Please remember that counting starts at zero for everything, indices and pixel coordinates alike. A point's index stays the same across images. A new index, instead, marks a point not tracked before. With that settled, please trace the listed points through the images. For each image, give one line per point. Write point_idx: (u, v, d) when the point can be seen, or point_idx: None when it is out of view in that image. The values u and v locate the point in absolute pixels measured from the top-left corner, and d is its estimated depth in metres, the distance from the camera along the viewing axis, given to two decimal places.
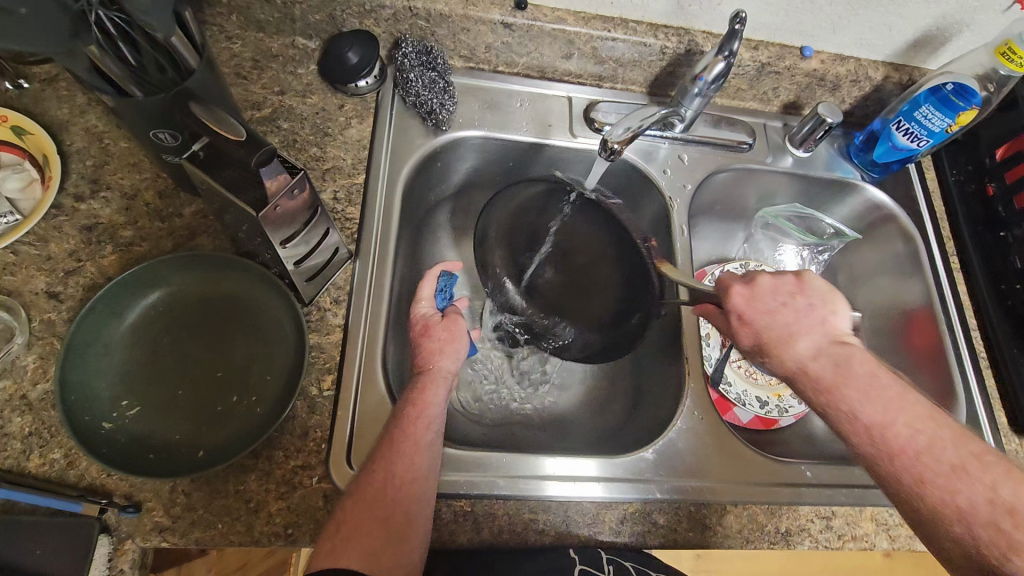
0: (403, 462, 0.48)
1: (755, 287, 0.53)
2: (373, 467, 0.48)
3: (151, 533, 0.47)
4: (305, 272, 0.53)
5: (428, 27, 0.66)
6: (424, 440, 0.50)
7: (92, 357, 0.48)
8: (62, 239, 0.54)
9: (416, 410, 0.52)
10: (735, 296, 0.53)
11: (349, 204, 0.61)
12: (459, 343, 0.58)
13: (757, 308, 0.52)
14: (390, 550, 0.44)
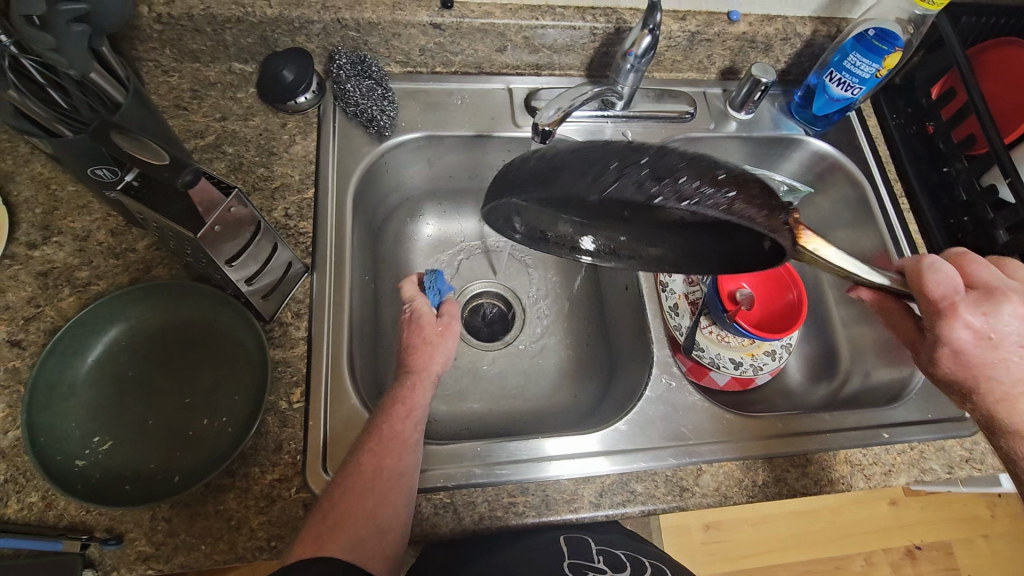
0: (389, 458, 0.50)
1: (997, 323, 0.45)
2: (361, 461, 0.50)
3: (137, 562, 0.48)
4: (263, 290, 0.55)
5: (360, 37, 0.66)
6: (410, 437, 0.52)
7: (60, 400, 0.49)
8: (19, 288, 0.55)
9: (405, 407, 0.54)
10: (962, 326, 0.45)
11: (301, 218, 0.62)
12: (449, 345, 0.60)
13: (992, 350, 0.45)
14: (373, 540, 0.47)
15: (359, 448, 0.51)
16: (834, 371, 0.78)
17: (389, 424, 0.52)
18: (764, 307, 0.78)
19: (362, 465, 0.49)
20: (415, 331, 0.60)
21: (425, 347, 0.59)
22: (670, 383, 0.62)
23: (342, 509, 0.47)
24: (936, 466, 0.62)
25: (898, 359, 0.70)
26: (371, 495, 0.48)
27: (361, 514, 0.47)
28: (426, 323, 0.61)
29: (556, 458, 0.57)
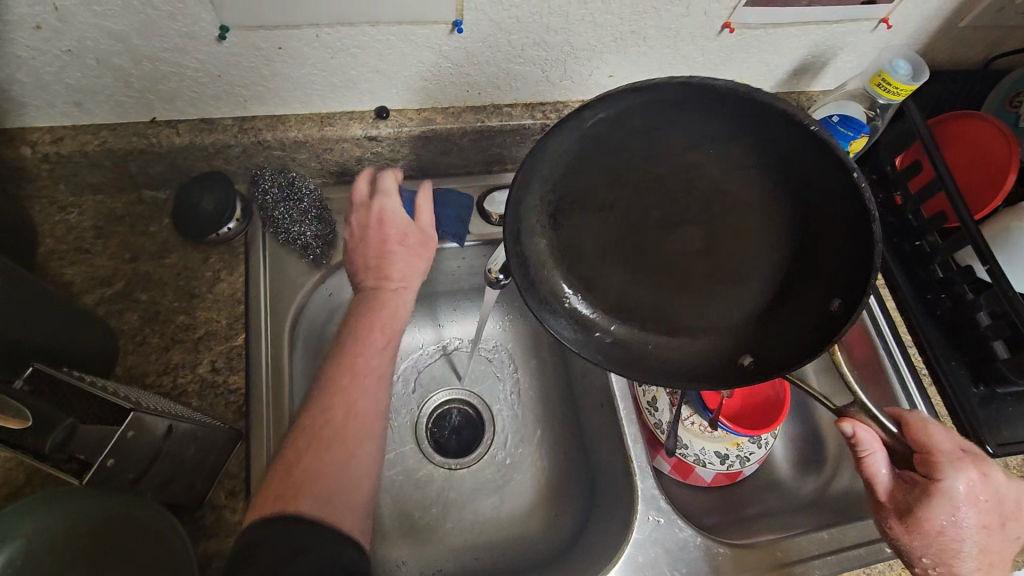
0: (365, 400, 0.50)
1: (986, 487, 0.48)
2: (332, 403, 0.48)
3: None
4: (175, 489, 0.48)
5: (287, 154, 0.59)
6: (381, 364, 0.52)
7: None
8: None
9: (380, 343, 0.53)
10: (964, 478, 0.48)
11: (231, 371, 0.55)
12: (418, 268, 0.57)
13: (985, 512, 0.49)
14: (343, 495, 0.45)
15: (329, 385, 0.50)
16: (821, 455, 0.74)
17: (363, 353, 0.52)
18: (745, 394, 0.73)
19: (331, 407, 0.48)
20: (390, 235, 0.56)
21: (399, 257, 0.56)
22: (660, 520, 0.57)
23: (310, 456, 0.46)
24: None
25: None
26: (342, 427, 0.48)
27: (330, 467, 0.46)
28: (404, 229, 0.57)
29: None
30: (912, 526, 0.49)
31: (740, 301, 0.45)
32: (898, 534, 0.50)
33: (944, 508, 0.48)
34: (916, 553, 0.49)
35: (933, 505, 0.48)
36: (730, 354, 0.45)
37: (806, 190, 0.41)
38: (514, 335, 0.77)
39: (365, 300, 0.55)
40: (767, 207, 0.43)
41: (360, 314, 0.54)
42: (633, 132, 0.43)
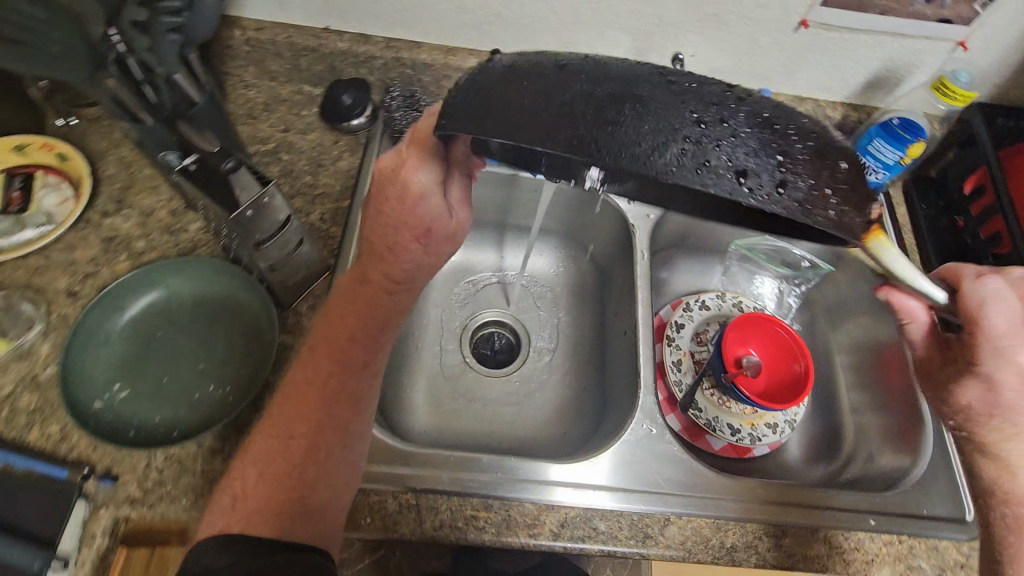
0: (329, 427, 0.50)
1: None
2: (296, 426, 0.49)
3: (123, 502, 0.52)
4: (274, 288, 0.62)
5: (415, 74, 0.74)
6: (354, 388, 0.52)
7: (93, 345, 0.56)
8: (86, 247, 0.63)
9: (361, 357, 0.52)
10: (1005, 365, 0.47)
11: (334, 223, 0.69)
12: (422, 207, 0.49)
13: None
14: (308, 521, 0.47)
15: (296, 404, 0.50)
16: (835, 453, 0.77)
17: (328, 374, 0.51)
18: (770, 376, 0.77)
19: (293, 429, 0.49)
20: (410, 225, 0.49)
21: (413, 252, 0.51)
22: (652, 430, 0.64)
23: (262, 482, 0.47)
24: (924, 566, 0.58)
25: (904, 448, 0.69)
26: (307, 453, 0.49)
27: (280, 499, 0.47)
28: (416, 211, 0.49)
29: (560, 484, 0.58)
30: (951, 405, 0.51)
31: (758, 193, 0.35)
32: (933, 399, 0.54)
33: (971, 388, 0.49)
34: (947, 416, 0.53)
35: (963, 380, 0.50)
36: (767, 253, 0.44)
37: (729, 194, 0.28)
38: (563, 278, 0.87)
39: (337, 306, 0.53)
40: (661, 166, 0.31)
41: (343, 320, 0.52)
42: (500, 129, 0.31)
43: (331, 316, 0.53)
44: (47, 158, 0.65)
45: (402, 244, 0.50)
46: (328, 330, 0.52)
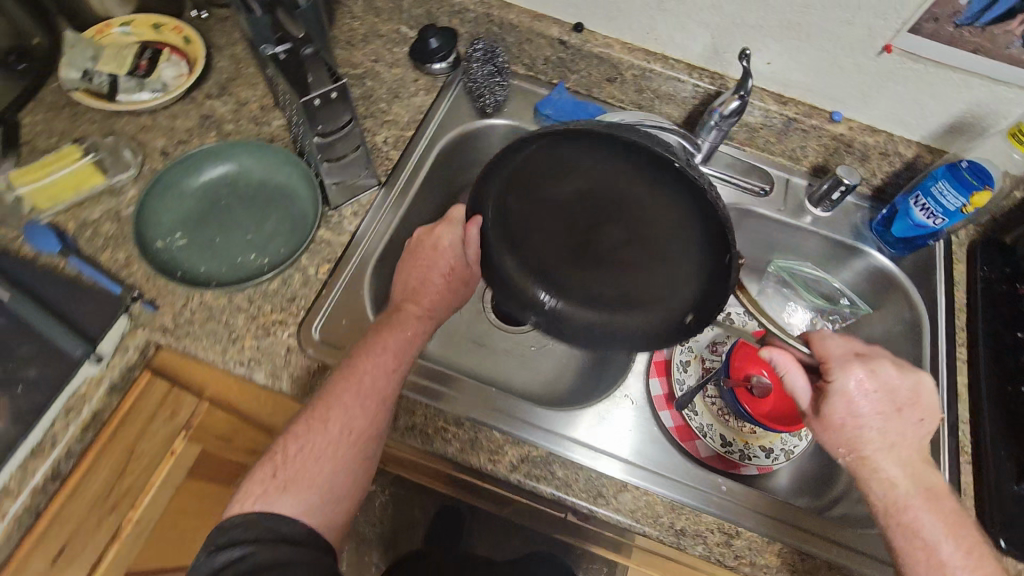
0: (357, 419, 0.55)
1: (872, 383, 0.51)
2: (332, 413, 0.55)
3: (157, 328, 0.60)
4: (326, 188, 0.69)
5: (500, 33, 0.79)
6: (389, 391, 0.57)
7: (170, 196, 0.65)
8: (186, 119, 0.72)
9: (393, 360, 0.58)
10: (851, 379, 0.51)
11: (394, 149, 0.75)
12: (440, 257, 0.64)
13: (881, 399, 0.51)
14: (330, 506, 0.52)
15: (330, 392, 0.55)
16: (823, 494, 0.71)
17: (366, 376, 0.56)
18: (777, 400, 0.74)
19: (326, 417, 0.54)
20: (438, 267, 0.64)
21: (436, 285, 0.64)
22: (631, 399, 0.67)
23: (297, 458, 0.52)
24: None
25: None
26: (335, 441, 0.54)
27: (314, 478, 0.52)
28: (430, 277, 0.64)
29: (576, 442, 0.61)
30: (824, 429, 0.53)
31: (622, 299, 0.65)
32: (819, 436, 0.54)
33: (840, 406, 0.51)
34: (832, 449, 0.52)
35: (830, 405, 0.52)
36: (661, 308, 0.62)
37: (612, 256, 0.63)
38: None
39: (372, 326, 0.61)
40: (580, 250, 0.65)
41: (377, 329, 0.60)
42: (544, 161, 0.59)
43: (373, 335, 0.59)
44: (175, 38, 0.75)
45: (429, 289, 0.64)
46: (369, 347, 0.58)
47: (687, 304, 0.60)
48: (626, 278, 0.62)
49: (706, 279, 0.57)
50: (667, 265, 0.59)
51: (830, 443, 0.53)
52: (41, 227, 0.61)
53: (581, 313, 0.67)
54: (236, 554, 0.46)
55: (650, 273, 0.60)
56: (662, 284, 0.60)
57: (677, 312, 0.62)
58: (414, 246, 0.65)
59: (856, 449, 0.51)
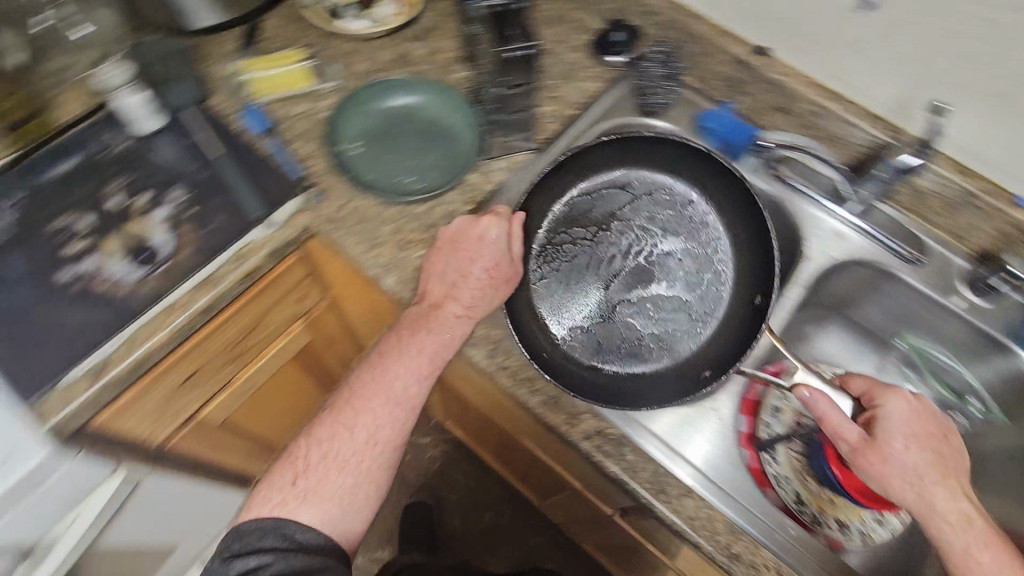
0: (381, 429, 0.62)
1: (917, 409, 0.54)
2: (359, 422, 0.62)
3: (317, 215, 0.68)
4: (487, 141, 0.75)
5: (684, 42, 0.82)
6: (415, 396, 0.63)
7: (359, 112, 0.75)
8: (388, 53, 0.82)
9: (427, 368, 0.63)
10: (895, 402, 0.54)
11: (554, 120, 0.79)
12: (477, 255, 0.63)
13: (927, 428, 0.53)
14: (351, 510, 0.61)
15: (355, 393, 0.63)
16: None
17: (397, 382, 0.62)
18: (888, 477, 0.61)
19: (354, 422, 0.62)
20: (482, 257, 0.63)
21: (477, 278, 0.63)
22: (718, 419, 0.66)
23: (320, 471, 0.61)
24: None
25: None
26: (355, 450, 0.62)
27: (334, 490, 0.61)
28: (466, 266, 0.63)
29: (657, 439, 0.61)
30: (880, 453, 0.51)
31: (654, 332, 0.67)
32: (876, 465, 0.51)
33: (890, 426, 0.52)
34: (891, 475, 0.51)
35: (880, 427, 0.53)
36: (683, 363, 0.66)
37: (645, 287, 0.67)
38: None
39: (404, 326, 0.64)
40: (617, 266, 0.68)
41: (408, 325, 0.64)
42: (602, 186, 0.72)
43: (408, 335, 0.63)
44: None
45: (468, 281, 0.63)
46: (398, 352, 0.63)
47: (703, 362, 0.65)
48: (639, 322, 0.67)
49: (737, 322, 0.66)
50: (682, 322, 0.67)
51: (888, 475, 0.51)
52: (256, 110, 0.72)
53: (593, 366, 0.65)
54: (252, 561, 0.56)
55: (666, 335, 0.67)
56: (679, 346, 0.66)
57: (697, 365, 0.66)
58: (446, 236, 0.65)
59: (917, 475, 0.51)
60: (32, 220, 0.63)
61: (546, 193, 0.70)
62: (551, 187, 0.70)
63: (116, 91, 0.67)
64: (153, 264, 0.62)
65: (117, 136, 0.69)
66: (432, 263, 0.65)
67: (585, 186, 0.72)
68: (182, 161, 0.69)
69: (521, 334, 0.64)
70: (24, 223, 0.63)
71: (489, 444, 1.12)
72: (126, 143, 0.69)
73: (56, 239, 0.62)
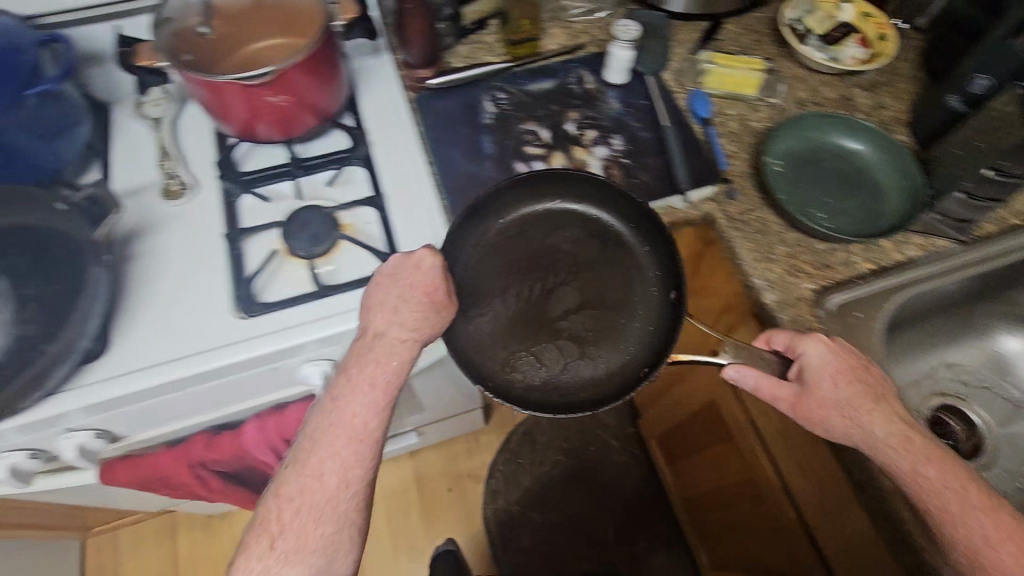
0: (346, 467, 0.55)
1: (818, 353, 0.58)
2: (321, 466, 0.55)
3: (724, 209, 0.72)
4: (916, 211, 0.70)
5: None
6: (375, 433, 0.57)
7: (794, 134, 0.75)
8: (834, 91, 0.82)
9: (383, 399, 0.58)
10: (806, 355, 0.58)
11: (993, 221, 0.71)
12: (383, 344, 0.60)
13: (836, 374, 0.57)
14: (336, 558, 0.54)
15: (316, 430, 0.57)
16: None
17: (355, 420, 0.57)
18: None
19: (323, 466, 0.55)
20: (386, 359, 0.59)
21: (386, 357, 0.59)
22: None
23: (296, 528, 0.53)
24: None
25: None
26: (336, 490, 0.55)
27: (317, 544, 0.53)
28: (407, 297, 0.61)
29: None
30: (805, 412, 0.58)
31: (595, 357, 0.68)
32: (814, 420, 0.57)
33: (819, 392, 0.56)
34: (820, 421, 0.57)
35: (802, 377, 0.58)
36: (628, 375, 0.66)
37: (602, 314, 0.69)
38: None
39: (352, 363, 0.59)
40: (586, 302, 0.70)
41: (351, 367, 0.59)
42: (511, 247, 0.71)
43: (356, 371, 0.58)
44: (872, 33, 0.84)
45: (410, 303, 0.61)
46: (353, 389, 0.57)
47: (643, 356, 0.67)
48: (578, 348, 0.68)
49: (659, 324, 0.68)
50: (615, 330, 0.69)
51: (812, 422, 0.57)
52: (703, 97, 0.77)
53: (533, 365, 0.67)
54: None
55: (596, 343, 0.68)
56: (612, 344, 0.68)
57: (632, 364, 0.67)
58: (384, 271, 0.62)
59: (841, 424, 0.56)
60: (507, 118, 0.76)
61: (453, 245, 0.68)
62: (464, 232, 0.70)
63: (613, 43, 0.75)
64: (584, 190, 0.71)
65: (587, 77, 0.80)
66: (369, 298, 0.62)
67: (516, 219, 0.72)
68: (628, 115, 0.77)
69: (479, 376, 0.65)
70: (501, 117, 0.76)
71: (697, 489, 1.08)
72: (591, 85, 0.80)
73: (522, 138, 0.75)
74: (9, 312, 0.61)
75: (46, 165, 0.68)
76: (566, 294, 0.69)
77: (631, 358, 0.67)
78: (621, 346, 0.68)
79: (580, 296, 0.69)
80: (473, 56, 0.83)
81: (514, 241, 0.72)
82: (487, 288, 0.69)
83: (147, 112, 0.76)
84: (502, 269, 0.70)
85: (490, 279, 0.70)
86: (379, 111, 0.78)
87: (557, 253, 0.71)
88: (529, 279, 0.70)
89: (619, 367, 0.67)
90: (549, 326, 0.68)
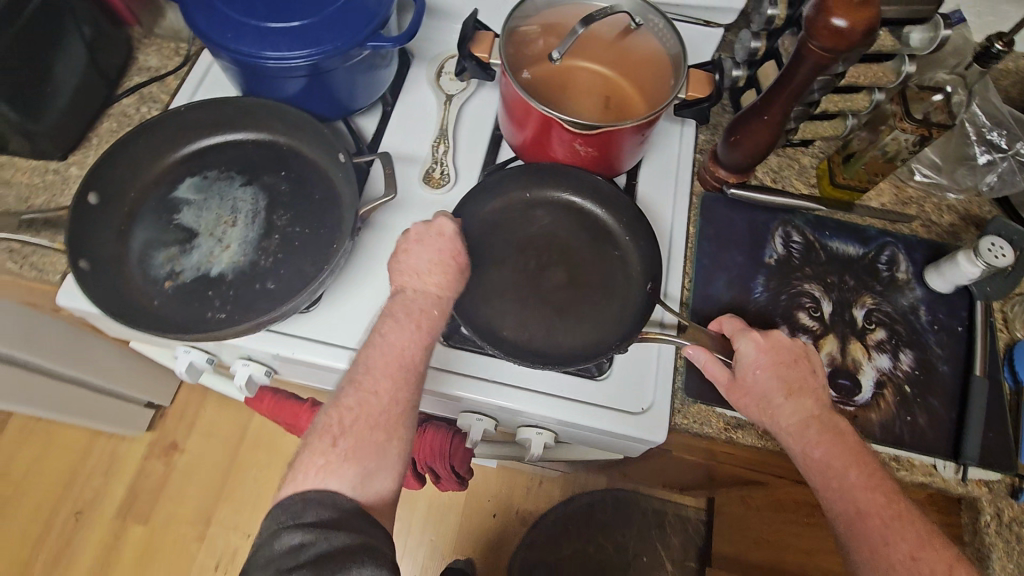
0: (398, 394, 0.51)
1: (750, 352, 0.55)
2: (376, 386, 0.51)
3: (997, 506, 0.59)
4: None
5: None
6: (420, 365, 0.53)
7: None
8: None
9: (423, 336, 0.54)
10: (744, 346, 0.55)
11: None
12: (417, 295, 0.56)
13: (779, 371, 0.54)
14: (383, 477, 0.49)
15: (367, 354, 0.53)
16: None
17: (404, 350, 0.53)
18: None
19: (377, 387, 0.51)
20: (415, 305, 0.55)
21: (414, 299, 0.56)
22: None
23: (354, 432, 0.49)
24: None
25: None
26: (387, 411, 0.51)
27: (372, 452, 0.49)
28: (431, 260, 0.57)
29: None
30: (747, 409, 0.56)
31: (579, 333, 0.59)
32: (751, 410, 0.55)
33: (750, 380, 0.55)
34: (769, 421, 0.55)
35: (742, 371, 0.55)
36: (604, 350, 0.58)
37: (590, 295, 0.61)
38: None
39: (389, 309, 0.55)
40: (576, 286, 0.62)
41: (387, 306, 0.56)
42: (511, 225, 0.65)
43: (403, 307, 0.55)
44: None
45: (428, 261, 0.57)
46: (397, 323, 0.54)
47: (619, 331, 0.59)
48: (562, 323, 0.60)
49: (636, 313, 0.60)
50: (595, 312, 0.61)
51: (745, 407, 0.56)
52: None
53: (518, 327, 0.59)
54: (296, 538, 0.43)
55: (571, 316, 0.60)
56: (588, 325, 0.60)
57: (608, 338, 0.59)
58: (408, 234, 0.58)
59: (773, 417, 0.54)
60: (791, 266, 0.66)
61: (472, 210, 0.65)
62: (503, 182, 0.66)
63: (963, 253, 0.62)
64: (846, 398, 0.60)
65: (902, 262, 0.67)
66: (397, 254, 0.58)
67: (520, 203, 0.66)
68: (932, 335, 0.64)
69: (485, 336, 0.58)
70: (785, 263, 0.66)
71: None
72: (902, 275, 0.67)
73: (801, 300, 0.64)
74: (255, 235, 0.61)
75: (343, 104, 0.67)
76: (561, 272, 0.62)
77: (610, 339, 0.59)
78: (603, 327, 0.60)
79: (568, 280, 0.62)
80: (779, 174, 0.72)
81: (517, 219, 0.65)
82: (485, 244, 0.63)
83: (444, 85, 0.73)
84: (502, 236, 0.64)
85: (489, 231, 0.64)
86: (659, 191, 0.71)
87: (558, 238, 0.64)
88: (526, 245, 0.64)
89: (595, 343, 0.59)
90: (541, 299, 0.61)
